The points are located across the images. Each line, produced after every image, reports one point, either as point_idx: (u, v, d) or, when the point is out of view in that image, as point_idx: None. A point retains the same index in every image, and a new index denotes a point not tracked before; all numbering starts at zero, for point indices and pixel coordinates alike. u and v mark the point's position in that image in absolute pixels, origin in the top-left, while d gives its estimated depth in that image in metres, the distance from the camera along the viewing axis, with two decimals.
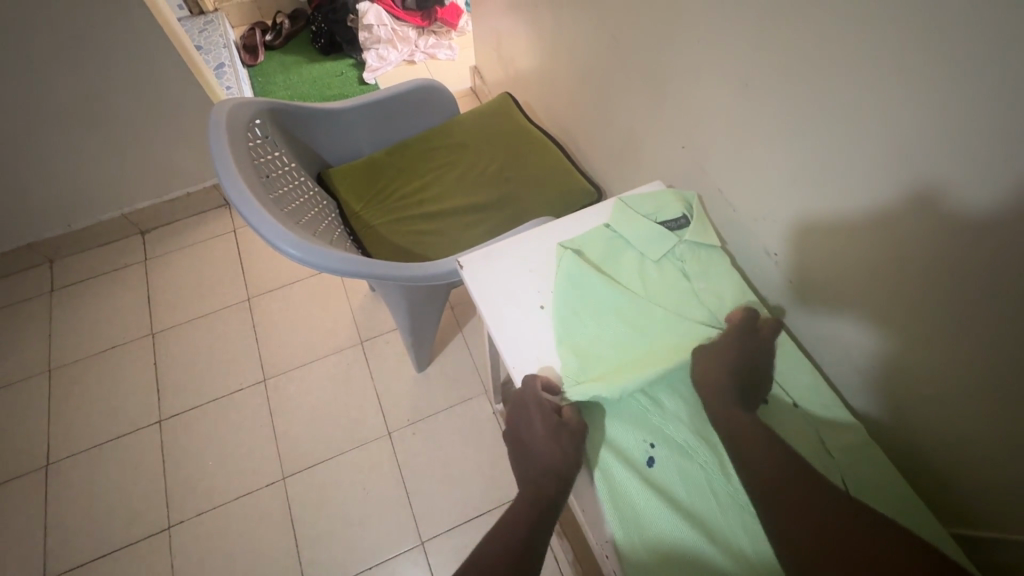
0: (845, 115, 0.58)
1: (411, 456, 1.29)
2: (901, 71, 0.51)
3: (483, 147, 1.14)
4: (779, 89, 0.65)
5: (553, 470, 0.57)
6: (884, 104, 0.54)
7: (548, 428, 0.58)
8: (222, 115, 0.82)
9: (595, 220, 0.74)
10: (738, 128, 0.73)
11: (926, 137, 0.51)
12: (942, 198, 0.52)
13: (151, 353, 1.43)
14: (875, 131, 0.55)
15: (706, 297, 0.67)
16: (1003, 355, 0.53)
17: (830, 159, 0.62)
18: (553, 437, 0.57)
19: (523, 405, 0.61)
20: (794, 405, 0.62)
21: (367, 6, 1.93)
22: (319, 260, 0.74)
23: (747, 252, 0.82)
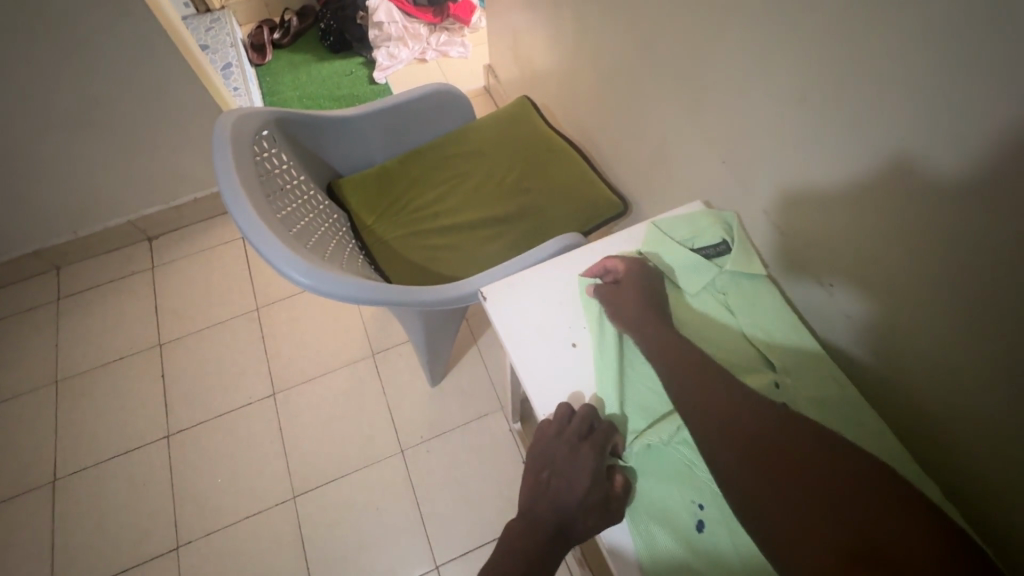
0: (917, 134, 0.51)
1: (425, 475, 1.24)
2: (999, 84, 0.44)
3: (500, 155, 1.08)
4: (838, 100, 0.58)
5: (578, 519, 0.50)
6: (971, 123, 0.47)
7: (589, 474, 0.51)
8: (227, 128, 0.77)
9: (623, 245, 0.68)
10: (788, 141, 0.67)
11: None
12: (929, 142, 0.50)
13: (158, 365, 1.39)
14: (956, 151, 0.49)
15: (752, 335, 0.60)
16: (988, 301, 0.50)
17: (901, 182, 0.55)
18: (592, 485, 0.50)
19: (566, 437, 0.53)
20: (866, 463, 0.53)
21: (377, 2, 1.86)
22: (332, 287, 0.69)
23: (793, 279, 0.74)
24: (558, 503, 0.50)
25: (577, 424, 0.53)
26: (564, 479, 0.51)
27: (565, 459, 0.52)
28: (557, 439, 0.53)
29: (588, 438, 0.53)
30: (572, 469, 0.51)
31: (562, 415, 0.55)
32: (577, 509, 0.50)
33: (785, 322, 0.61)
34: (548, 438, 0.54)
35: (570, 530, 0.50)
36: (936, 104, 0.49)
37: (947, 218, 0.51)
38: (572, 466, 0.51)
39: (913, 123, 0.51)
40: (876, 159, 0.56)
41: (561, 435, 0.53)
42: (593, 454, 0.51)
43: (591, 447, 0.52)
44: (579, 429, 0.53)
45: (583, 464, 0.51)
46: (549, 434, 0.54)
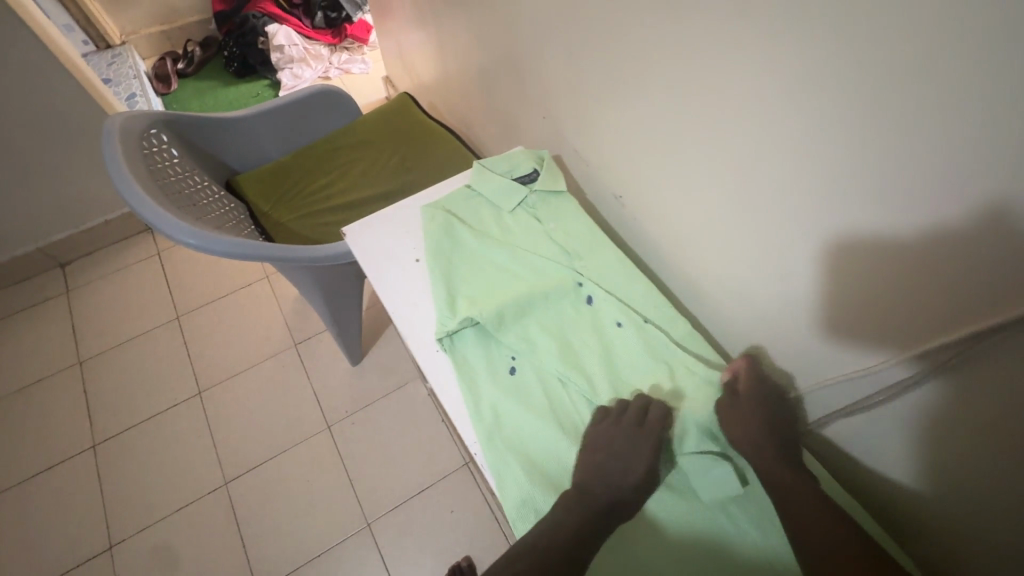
0: (631, 72, 0.69)
1: (352, 446, 1.34)
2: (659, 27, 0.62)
3: (384, 143, 1.23)
4: (590, 53, 0.76)
5: (631, 496, 0.56)
6: (652, 59, 0.64)
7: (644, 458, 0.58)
8: (114, 126, 0.87)
9: (459, 183, 0.82)
10: (575, 95, 0.84)
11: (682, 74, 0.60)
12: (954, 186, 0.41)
13: (80, 381, 1.42)
14: (651, 77, 0.65)
15: (556, 236, 0.76)
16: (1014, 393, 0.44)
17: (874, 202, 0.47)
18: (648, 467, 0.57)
19: (626, 425, 0.59)
20: (619, 324, 0.69)
21: (276, 28, 2.00)
22: (217, 246, 0.80)
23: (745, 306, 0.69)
24: (610, 480, 0.56)
25: (639, 414, 0.60)
26: (617, 461, 0.57)
27: (627, 444, 0.57)
28: (614, 427, 0.59)
29: (645, 424, 0.59)
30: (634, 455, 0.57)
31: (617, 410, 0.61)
32: (632, 484, 0.57)
33: (583, 225, 0.76)
34: (610, 426, 0.60)
35: (622, 507, 0.56)
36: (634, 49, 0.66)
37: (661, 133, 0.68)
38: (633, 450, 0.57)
39: (626, 66, 0.69)
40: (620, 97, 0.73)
41: (620, 424, 0.59)
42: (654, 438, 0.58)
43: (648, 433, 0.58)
44: (639, 420, 0.59)
45: (643, 447, 0.57)
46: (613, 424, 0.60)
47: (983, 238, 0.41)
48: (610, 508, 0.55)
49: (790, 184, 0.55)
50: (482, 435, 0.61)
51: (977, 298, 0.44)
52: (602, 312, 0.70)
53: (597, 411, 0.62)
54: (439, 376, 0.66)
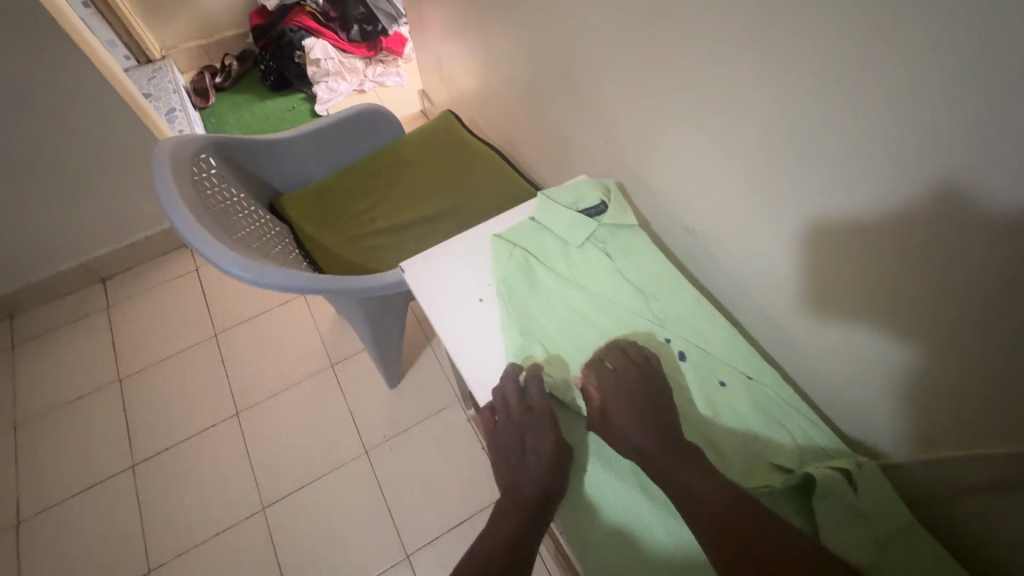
0: (723, 102, 0.62)
1: (389, 472, 1.30)
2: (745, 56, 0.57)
3: (428, 163, 1.19)
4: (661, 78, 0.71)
5: (556, 477, 0.58)
6: (750, 88, 0.58)
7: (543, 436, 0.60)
8: (165, 152, 0.85)
9: (520, 216, 0.78)
10: (642, 121, 0.78)
11: (796, 108, 0.54)
12: None
13: (119, 398, 1.42)
14: (754, 105, 0.59)
15: (627, 274, 0.71)
16: None
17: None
18: (561, 446, 0.60)
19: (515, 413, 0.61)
20: (721, 384, 0.63)
21: (312, 42, 1.99)
22: (269, 279, 0.77)
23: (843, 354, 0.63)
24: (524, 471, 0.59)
25: (519, 399, 0.62)
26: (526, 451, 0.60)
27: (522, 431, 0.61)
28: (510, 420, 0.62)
29: (533, 407, 0.62)
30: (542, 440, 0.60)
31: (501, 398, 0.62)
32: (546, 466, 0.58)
33: (655, 262, 0.72)
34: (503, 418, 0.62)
35: (554, 493, 0.57)
36: (728, 76, 0.60)
37: (758, 169, 0.62)
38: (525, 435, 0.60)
39: (715, 94, 0.63)
40: (703, 128, 0.67)
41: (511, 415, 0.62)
42: (547, 415, 0.61)
43: (536, 413, 0.61)
44: (522, 404, 0.62)
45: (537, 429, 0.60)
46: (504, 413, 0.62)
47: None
48: (542, 498, 0.57)
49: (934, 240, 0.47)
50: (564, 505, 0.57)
51: None
52: (706, 374, 0.64)
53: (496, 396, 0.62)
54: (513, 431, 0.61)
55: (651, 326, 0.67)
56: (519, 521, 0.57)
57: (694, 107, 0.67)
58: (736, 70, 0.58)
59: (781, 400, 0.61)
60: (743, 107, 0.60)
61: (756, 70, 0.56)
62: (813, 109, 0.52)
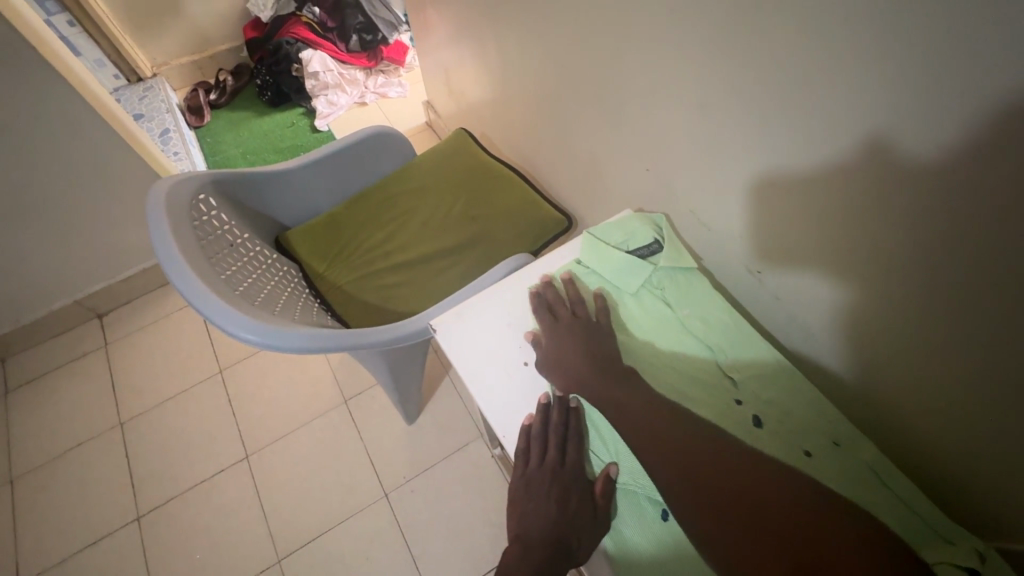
0: (818, 132, 0.53)
1: (411, 516, 1.22)
2: (838, 79, 0.49)
3: (445, 187, 1.11)
4: (725, 104, 0.62)
5: (586, 535, 0.50)
6: (855, 119, 0.49)
7: (574, 489, 0.53)
8: (161, 197, 0.77)
9: (563, 259, 0.69)
10: (700, 149, 0.70)
11: (925, 145, 0.45)
12: None
13: (121, 444, 1.34)
14: (860, 136, 0.50)
15: (690, 325, 0.63)
16: None
17: None
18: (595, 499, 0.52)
19: (548, 461, 0.55)
20: (807, 455, 0.55)
21: (309, 54, 1.90)
22: (282, 342, 0.68)
23: None
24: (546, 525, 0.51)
25: (552, 445, 0.55)
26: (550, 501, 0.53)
27: (549, 483, 0.54)
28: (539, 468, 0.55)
29: (565, 458, 0.55)
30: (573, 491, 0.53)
31: (524, 437, 0.56)
32: (574, 521, 0.51)
33: (720, 311, 0.64)
34: (529, 464, 0.55)
35: (576, 550, 0.49)
36: (827, 101, 0.51)
37: (863, 209, 0.53)
38: (556, 487, 0.54)
39: (807, 124, 0.54)
40: (787, 158, 0.58)
41: (541, 463, 0.55)
42: (577, 467, 0.54)
43: (569, 463, 0.54)
44: (555, 451, 0.55)
45: (569, 482, 0.54)
46: (525, 460, 0.56)
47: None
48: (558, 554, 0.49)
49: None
50: None
51: None
52: (793, 446, 0.55)
53: (526, 439, 0.56)
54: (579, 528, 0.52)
55: (725, 389, 0.60)
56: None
57: (777, 137, 0.58)
58: (838, 98, 0.49)
59: (878, 474, 0.54)
60: (847, 140, 0.51)
61: (866, 97, 0.47)
62: (960, 145, 0.43)
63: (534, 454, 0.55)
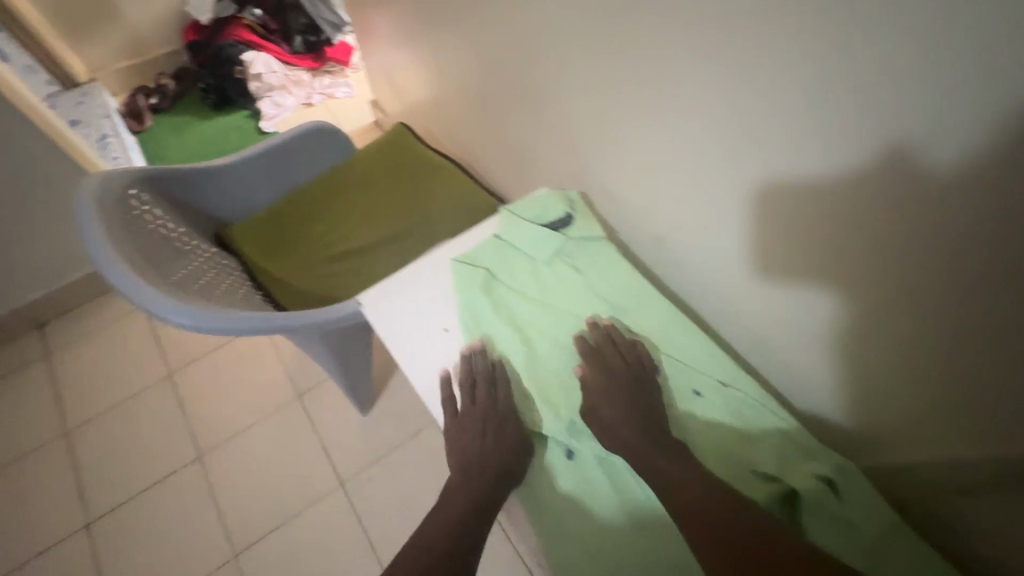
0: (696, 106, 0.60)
1: (368, 502, 1.25)
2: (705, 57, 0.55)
3: (384, 179, 1.15)
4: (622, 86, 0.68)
5: (501, 467, 0.57)
6: (720, 93, 0.55)
7: (487, 426, 0.59)
8: (90, 191, 0.78)
9: (483, 233, 0.74)
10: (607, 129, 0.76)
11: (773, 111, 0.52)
12: None
13: (67, 453, 1.31)
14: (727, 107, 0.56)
15: (598, 286, 0.68)
16: None
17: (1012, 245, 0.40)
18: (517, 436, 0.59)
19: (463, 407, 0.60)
20: (697, 396, 0.61)
21: (252, 55, 1.89)
22: (217, 324, 0.71)
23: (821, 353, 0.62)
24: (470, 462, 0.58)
25: (465, 391, 0.60)
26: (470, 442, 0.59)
27: (466, 425, 0.59)
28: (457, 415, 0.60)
29: (477, 400, 0.60)
30: (498, 430, 0.59)
31: (448, 385, 0.62)
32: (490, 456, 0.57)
33: (626, 272, 0.69)
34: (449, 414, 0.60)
35: (496, 479, 0.57)
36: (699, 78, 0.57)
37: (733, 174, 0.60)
38: (471, 427, 0.59)
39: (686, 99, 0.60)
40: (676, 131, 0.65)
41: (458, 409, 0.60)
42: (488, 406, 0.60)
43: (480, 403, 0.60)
44: (468, 395, 0.60)
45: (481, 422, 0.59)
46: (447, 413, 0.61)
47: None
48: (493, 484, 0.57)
49: (938, 244, 0.46)
50: (541, 539, 0.55)
51: None
52: (687, 391, 0.62)
53: (444, 390, 0.61)
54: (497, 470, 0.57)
55: (629, 342, 0.65)
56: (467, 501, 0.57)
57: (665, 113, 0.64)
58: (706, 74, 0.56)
59: (765, 413, 0.59)
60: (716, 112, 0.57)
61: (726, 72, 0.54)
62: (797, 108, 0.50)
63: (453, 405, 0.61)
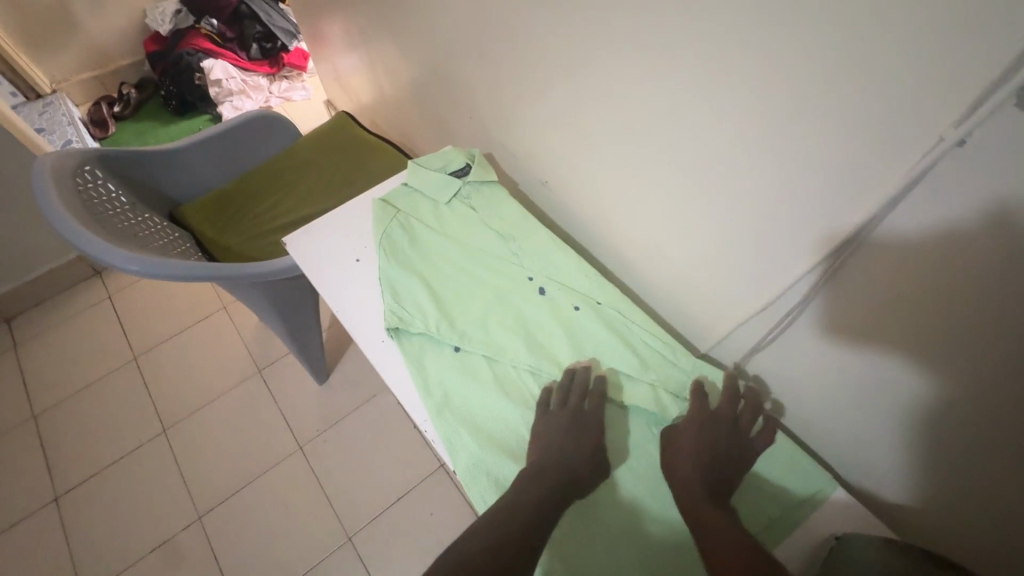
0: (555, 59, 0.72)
1: (326, 462, 1.34)
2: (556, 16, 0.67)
3: (326, 159, 1.26)
4: (506, 51, 0.81)
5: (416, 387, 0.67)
6: (570, 47, 0.68)
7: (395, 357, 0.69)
8: (45, 165, 0.88)
9: (395, 182, 0.85)
10: (501, 92, 0.88)
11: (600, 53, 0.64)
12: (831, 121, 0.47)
13: (35, 435, 1.38)
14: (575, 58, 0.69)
15: (490, 220, 0.80)
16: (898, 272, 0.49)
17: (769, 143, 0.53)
18: (600, 440, 0.62)
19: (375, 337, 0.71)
20: (573, 306, 0.72)
21: (211, 63, 1.99)
22: (160, 271, 0.81)
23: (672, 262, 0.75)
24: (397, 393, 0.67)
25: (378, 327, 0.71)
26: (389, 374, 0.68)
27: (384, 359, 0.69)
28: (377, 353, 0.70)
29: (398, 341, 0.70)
30: (587, 432, 0.62)
31: (546, 392, 0.65)
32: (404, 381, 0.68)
33: (514, 209, 0.81)
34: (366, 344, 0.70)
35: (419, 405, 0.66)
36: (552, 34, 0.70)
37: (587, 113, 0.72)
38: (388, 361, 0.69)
39: (548, 53, 0.73)
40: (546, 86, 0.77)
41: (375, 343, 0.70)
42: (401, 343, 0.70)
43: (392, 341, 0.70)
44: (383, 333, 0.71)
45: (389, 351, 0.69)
46: (357, 330, 0.71)
47: (842, 155, 0.47)
48: (567, 481, 0.57)
49: (699, 142, 0.59)
50: (431, 409, 0.64)
51: (846, 213, 0.50)
52: (564, 301, 0.73)
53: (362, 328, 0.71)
54: (390, 364, 0.69)
55: (514, 264, 0.77)
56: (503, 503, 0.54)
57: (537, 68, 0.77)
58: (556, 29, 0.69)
59: (622, 312, 0.71)
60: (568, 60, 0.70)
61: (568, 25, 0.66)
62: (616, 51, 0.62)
63: (364, 334, 0.71)
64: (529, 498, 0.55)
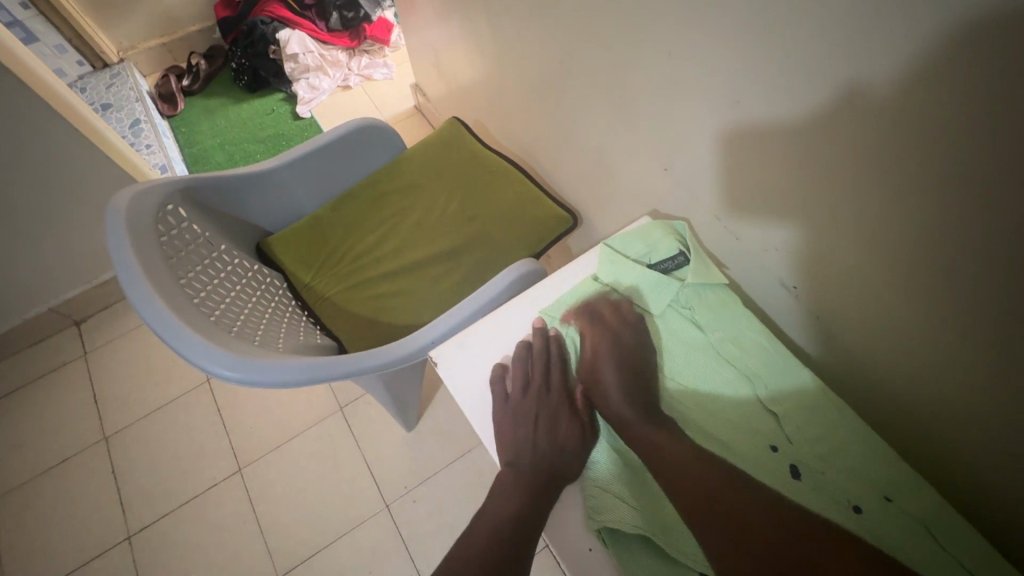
0: (898, 160, 0.44)
1: (415, 526, 1.17)
2: (926, 74, 0.39)
3: (440, 184, 1.03)
4: (781, 116, 0.53)
5: (558, 450, 0.52)
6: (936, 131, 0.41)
7: (525, 407, 0.55)
8: (121, 210, 0.67)
9: (579, 273, 0.66)
10: (737, 156, 0.61)
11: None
12: None
13: (107, 460, 1.27)
14: (941, 139, 0.40)
15: (722, 349, 0.58)
16: None
17: None
18: (575, 431, 0.54)
19: (515, 403, 0.55)
20: (855, 511, 0.48)
21: (287, 34, 1.77)
22: (265, 376, 0.62)
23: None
24: (518, 443, 0.53)
25: (512, 376, 0.57)
26: (515, 423, 0.54)
27: (508, 413, 0.55)
28: (505, 406, 0.56)
29: (525, 387, 0.56)
30: (557, 422, 0.54)
31: (500, 375, 0.58)
32: (539, 435, 0.53)
33: (755, 334, 0.58)
34: (505, 407, 0.56)
35: (560, 471, 0.52)
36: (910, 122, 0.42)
37: (927, 248, 0.46)
38: (515, 409, 0.55)
39: (877, 139, 0.45)
40: (839, 164, 0.49)
41: (507, 402, 0.56)
42: (539, 384, 0.56)
43: (532, 389, 0.56)
44: (518, 373, 0.57)
45: (521, 404, 0.55)
46: (509, 434, 0.54)
47: None
48: (547, 482, 0.51)
49: None
50: None
51: None
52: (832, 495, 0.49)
53: (497, 396, 0.57)
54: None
55: (758, 422, 0.54)
56: (514, 498, 0.50)
57: (843, 156, 0.49)
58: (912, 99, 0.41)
59: (925, 518, 0.48)
60: (933, 164, 0.42)
61: (963, 117, 0.39)
62: None
63: (507, 421, 0.55)
64: (510, 506, 0.49)
